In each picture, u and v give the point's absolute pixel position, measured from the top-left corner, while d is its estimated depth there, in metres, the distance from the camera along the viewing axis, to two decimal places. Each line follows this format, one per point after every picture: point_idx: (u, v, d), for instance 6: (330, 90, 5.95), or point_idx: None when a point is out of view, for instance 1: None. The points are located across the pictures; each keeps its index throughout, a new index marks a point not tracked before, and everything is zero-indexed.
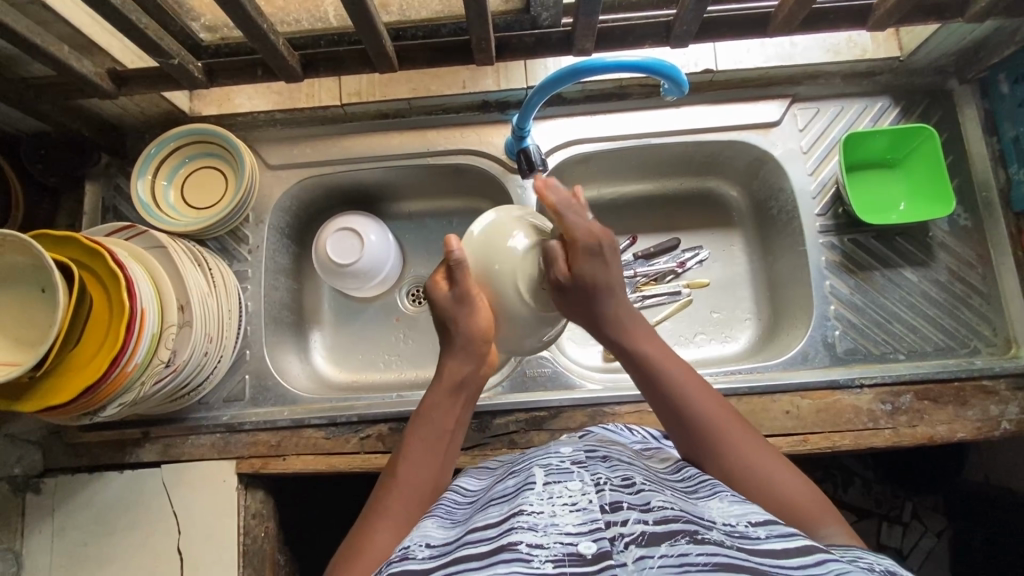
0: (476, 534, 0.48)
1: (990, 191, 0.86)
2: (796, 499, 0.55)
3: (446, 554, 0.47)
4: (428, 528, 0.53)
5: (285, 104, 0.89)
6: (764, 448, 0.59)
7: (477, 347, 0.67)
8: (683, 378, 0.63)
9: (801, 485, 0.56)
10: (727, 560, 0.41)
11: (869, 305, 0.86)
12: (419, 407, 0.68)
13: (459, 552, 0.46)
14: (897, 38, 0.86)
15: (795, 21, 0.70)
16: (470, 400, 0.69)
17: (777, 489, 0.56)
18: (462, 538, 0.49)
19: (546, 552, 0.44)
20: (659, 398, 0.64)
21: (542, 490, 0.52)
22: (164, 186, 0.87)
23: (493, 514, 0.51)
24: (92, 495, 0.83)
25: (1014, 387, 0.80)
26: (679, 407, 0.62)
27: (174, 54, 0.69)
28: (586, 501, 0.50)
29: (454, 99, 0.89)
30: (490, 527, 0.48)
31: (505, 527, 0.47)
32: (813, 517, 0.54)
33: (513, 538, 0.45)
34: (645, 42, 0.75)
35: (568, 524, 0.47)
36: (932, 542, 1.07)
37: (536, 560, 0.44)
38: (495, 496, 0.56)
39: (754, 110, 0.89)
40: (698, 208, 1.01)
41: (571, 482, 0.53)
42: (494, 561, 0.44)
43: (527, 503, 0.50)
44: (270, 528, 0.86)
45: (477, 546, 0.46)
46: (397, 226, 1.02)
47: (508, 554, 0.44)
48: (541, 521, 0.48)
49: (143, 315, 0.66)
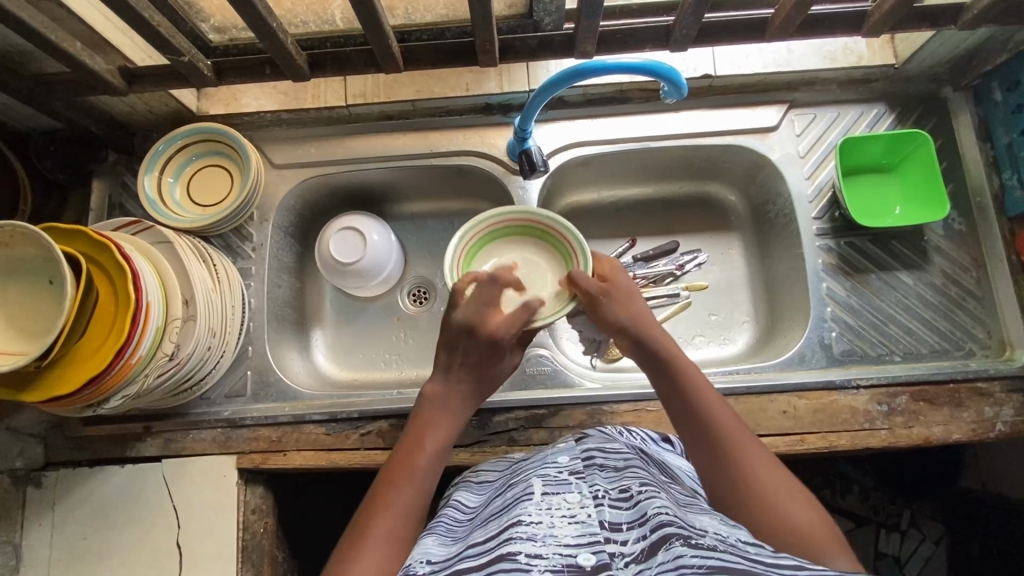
0: (475, 548, 0.49)
1: (984, 196, 0.88)
2: (797, 521, 0.53)
3: (446, 566, 0.48)
4: (428, 545, 0.53)
5: (291, 104, 0.91)
6: (779, 468, 0.58)
7: (488, 390, 0.70)
8: (710, 398, 0.63)
9: (807, 513, 0.54)
10: (722, 564, 0.41)
11: (866, 308, 0.87)
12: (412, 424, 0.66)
13: (458, 564, 0.47)
14: (892, 45, 0.88)
15: (791, 25, 0.72)
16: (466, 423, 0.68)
17: (774, 512, 0.54)
18: (462, 552, 0.49)
19: (545, 562, 0.45)
20: (680, 412, 0.63)
21: (541, 501, 0.53)
22: (171, 183, 0.88)
23: (493, 527, 0.51)
24: (92, 488, 0.83)
25: (1009, 389, 0.81)
26: (703, 421, 0.61)
27: (185, 52, 0.71)
28: (585, 514, 0.50)
29: (457, 101, 0.91)
30: (489, 538, 0.49)
31: (504, 538, 0.48)
32: (813, 543, 0.52)
33: (512, 548, 0.46)
34: (645, 46, 0.76)
35: (566, 535, 0.48)
36: (930, 549, 1.07)
37: (535, 569, 0.44)
38: (494, 509, 0.56)
39: (753, 115, 0.91)
40: (697, 213, 1.03)
41: (569, 493, 0.54)
42: (493, 570, 0.44)
43: (525, 514, 0.51)
44: (270, 524, 0.86)
45: (477, 557, 0.47)
46: (399, 227, 1.03)
47: (507, 563, 0.45)
48: (540, 531, 0.48)
49: (148, 310, 0.67)
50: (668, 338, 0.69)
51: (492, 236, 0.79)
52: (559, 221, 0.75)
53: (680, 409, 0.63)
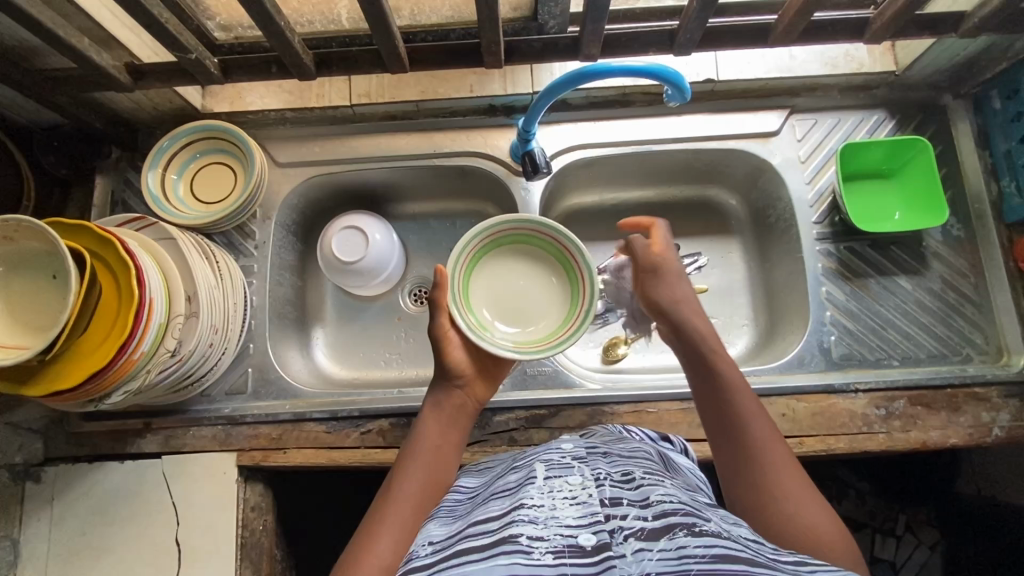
0: (478, 528, 0.49)
1: (983, 203, 0.88)
2: (812, 525, 0.54)
3: (448, 547, 0.48)
4: (432, 529, 0.53)
5: (296, 103, 0.91)
6: (798, 472, 0.58)
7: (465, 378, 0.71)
8: (742, 392, 0.64)
9: (824, 518, 0.55)
10: (724, 552, 0.42)
11: (864, 312, 0.88)
12: (417, 424, 0.70)
13: (461, 544, 0.48)
14: (893, 53, 0.89)
15: (794, 31, 0.72)
16: (468, 421, 0.72)
17: (790, 513, 0.55)
18: (464, 531, 0.50)
19: (546, 544, 0.45)
20: (712, 400, 0.64)
21: (543, 484, 0.53)
22: (175, 179, 0.88)
23: (495, 507, 0.51)
24: (92, 484, 0.83)
25: (1006, 394, 0.82)
26: (733, 413, 0.62)
27: (192, 49, 0.71)
28: (586, 494, 0.50)
29: (462, 102, 0.92)
30: (492, 520, 0.49)
31: (507, 520, 0.48)
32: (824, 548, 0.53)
33: (514, 530, 0.46)
34: (650, 50, 0.77)
35: (568, 517, 0.48)
36: (926, 555, 1.06)
37: (536, 551, 0.44)
38: (496, 491, 0.56)
39: (754, 120, 0.91)
40: (697, 216, 1.03)
41: (571, 476, 0.54)
42: (496, 553, 0.45)
43: (528, 497, 0.51)
44: (269, 521, 0.86)
45: (479, 538, 0.47)
46: (400, 226, 1.04)
47: (509, 545, 0.45)
48: (541, 514, 0.48)
49: (151, 305, 0.67)
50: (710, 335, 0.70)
51: (496, 244, 0.76)
52: (581, 251, 0.73)
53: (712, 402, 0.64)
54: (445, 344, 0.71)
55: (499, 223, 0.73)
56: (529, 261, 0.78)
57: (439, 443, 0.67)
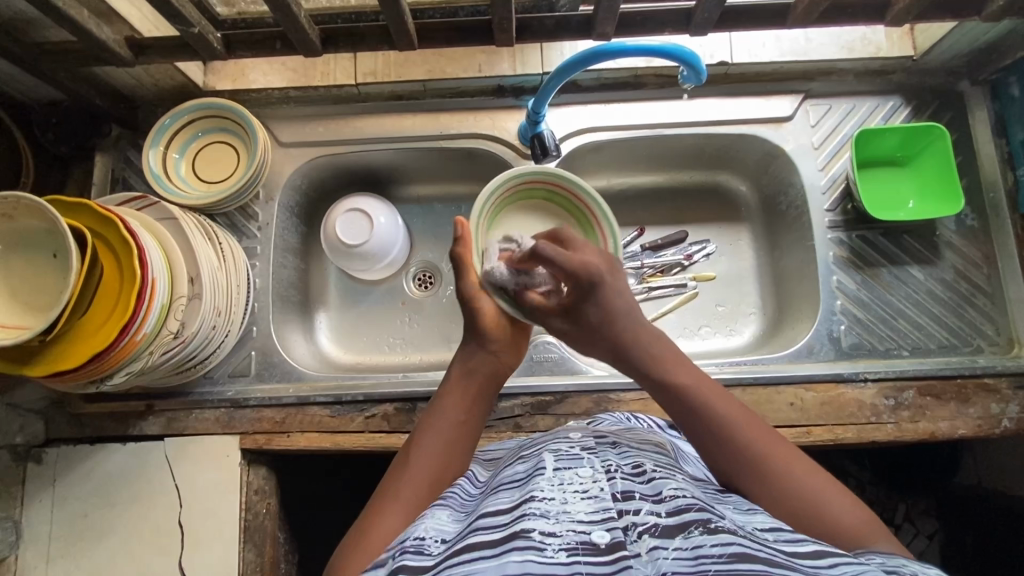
0: (488, 520, 0.48)
1: (998, 192, 0.87)
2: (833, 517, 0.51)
3: (458, 542, 0.47)
4: (441, 522, 0.52)
5: (300, 81, 0.89)
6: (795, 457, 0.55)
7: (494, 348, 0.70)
8: (711, 394, 0.59)
9: (845, 502, 0.52)
10: (741, 550, 0.41)
11: (875, 301, 0.87)
12: (444, 390, 0.67)
13: (470, 538, 0.46)
14: (911, 37, 0.87)
15: (815, 12, 0.71)
16: (494, 395, 0.69)
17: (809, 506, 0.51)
18: (474, 523, 0.48)
19: (559, 541, 0.44)
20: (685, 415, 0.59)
21: (553, 476, 0.52)
22: (176, 158, 0.86)
23: (504, 500, 0.50)
24: (94, 466, 0.82)
25: (1015, 386, 0.81)
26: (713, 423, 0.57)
27: (195, 23, 0.69)
28: (597, 488, 0.49)
29: (469, 82, 0.89)
30: (502, 513, 0.48)
31: (517, 513, 0.47)
32: (855, 538, 0.50)
33: (526, 525, 0.45)
34: (665, 30, 0.75)
35: (580, 512, 0.47)
36: (924, 543, 1.07)
37: (550, 548, 0.44)
38: (505, 481, 0.56)
39: (768, 104, 0.90)
40: (706, 202, 1.02)
41: (582, 468, 0.53)
42: (507, 549, 0.44)
43: (538, 489, 0.50)
44: (272, 505, 0.85)
45: (489, 532, 0.46)
46: (405, 210, 1.02)
47: (521, 542, 0.44)
48: (553, 508, 0.47)
49: (153, 286, 0.66)
50: (658, 348, 0.64)
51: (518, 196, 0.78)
52: (602, 207, 0.75)
53: (688, 417, 0.58)
54: (479, 309, 0.70)
55: (504, 181, 0.75)
56: (539, 219, 0.80)
57: (466, 414, 0.65)
